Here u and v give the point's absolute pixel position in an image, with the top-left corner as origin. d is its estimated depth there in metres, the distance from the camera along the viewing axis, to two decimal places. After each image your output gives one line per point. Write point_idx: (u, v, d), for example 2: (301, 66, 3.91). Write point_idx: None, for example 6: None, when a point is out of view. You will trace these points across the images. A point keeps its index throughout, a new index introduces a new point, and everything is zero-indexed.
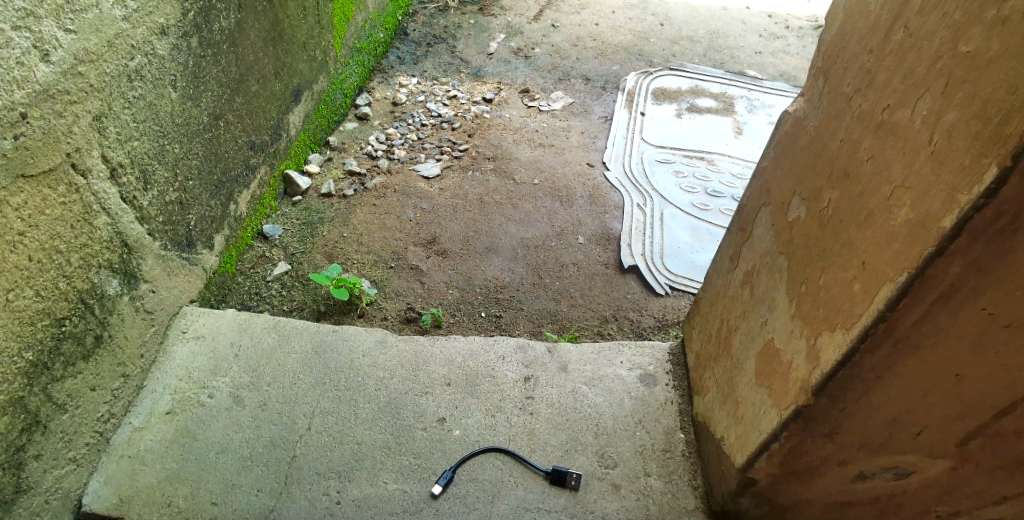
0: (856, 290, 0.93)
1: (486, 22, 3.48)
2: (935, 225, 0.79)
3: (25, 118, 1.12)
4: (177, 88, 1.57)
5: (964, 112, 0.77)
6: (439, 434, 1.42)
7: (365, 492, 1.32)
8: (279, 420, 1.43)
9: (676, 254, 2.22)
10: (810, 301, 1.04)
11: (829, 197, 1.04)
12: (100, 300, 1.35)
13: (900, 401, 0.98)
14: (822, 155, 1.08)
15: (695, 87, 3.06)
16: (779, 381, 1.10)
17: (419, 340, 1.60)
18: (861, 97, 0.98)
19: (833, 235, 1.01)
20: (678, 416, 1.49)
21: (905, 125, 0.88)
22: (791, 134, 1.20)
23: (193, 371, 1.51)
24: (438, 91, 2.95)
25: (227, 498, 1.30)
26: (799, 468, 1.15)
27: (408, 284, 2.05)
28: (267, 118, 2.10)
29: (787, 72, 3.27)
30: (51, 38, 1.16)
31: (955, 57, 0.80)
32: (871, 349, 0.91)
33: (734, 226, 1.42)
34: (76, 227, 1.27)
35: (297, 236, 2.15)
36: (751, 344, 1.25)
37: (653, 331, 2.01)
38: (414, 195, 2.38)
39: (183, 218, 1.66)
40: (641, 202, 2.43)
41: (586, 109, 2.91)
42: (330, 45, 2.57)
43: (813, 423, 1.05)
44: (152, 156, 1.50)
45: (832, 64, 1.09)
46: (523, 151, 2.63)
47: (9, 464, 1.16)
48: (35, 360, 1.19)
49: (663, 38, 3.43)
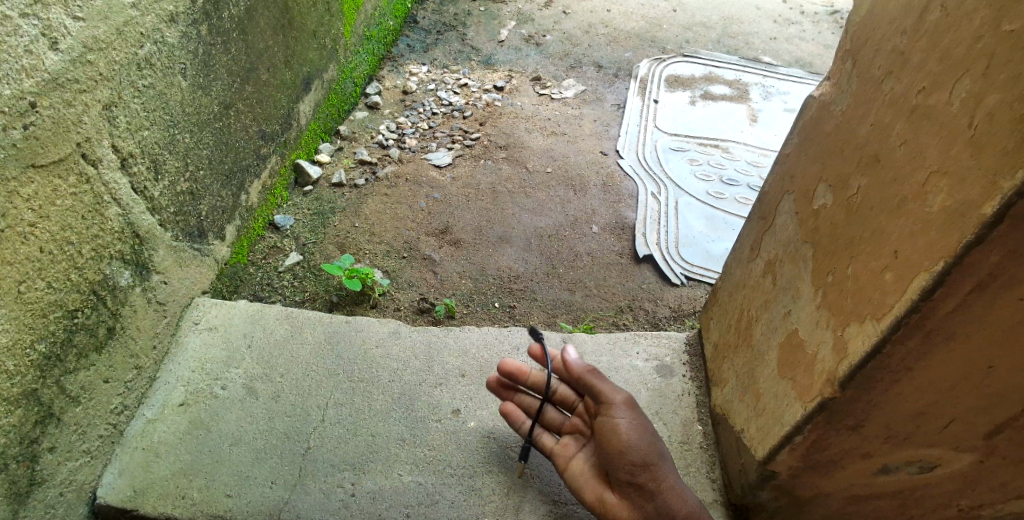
0: (888, 279, 0.90)
1: (496, 9, 3.44)
2: (974, 212, 0.77)
3: (34, 108, 1.11)
4: (188, 76, 1.56)
5: (1006, 95, 0.74)
6: (453, 425, 1.40)
7: (379, 485, 1.30)
8: (292, 412, 1.41)
9: (691, 244, 2.20)
10: (838, 292, 1.02)
11: (858, 184, 1.01)
12: (113, 291, 1.34)
13: (927, 394, 0.95)
14: (851, 140, 1.05)
15: (709, 73, 3.01)
16: (803, 373, 1.08)
17: (433, 331, 1.59)
18: (892, 80, 0.95)
19: (863, 223, 0.98)
20: (695, 408, 1.47)
21: (941, 107, 0.85)
22: (816, 118, 1.17)
23: (206, 363, 1.50)
24: (449, 80, 2.91)
25: (241, 491, 1.29)
26: (822, 461, 1.12)
27: (420, 274, 2.04)
28: (277, 107, 2.08)
29: (803, 58, 3.22)
30: (60, 26, 1.15)
31: (997, 37, 0.77)
32: (901, 341, 0.89)
33: (755, 214, 1.39)
34: (88, 217, 1.26)
35: (308, 227, 2.13)
36: (772, 335, 1.22)
37: (668, 321, 1.99)
38: (426, 185, 2.35)
39: (195, 209, 1.64)
40: (656, 191, 2.39)
41: (598, 97, 2.88)
42: (340, 32, 2.53)
43: (838, 415, 1.03)
44: (162, 146, 1.49)
45: (862, 46, 1.06)
46: (536, 140, 2.60)
47: (24, 457, 1.15)
48: (47, 352, 1.18)
49: (676, 25, 3.38)
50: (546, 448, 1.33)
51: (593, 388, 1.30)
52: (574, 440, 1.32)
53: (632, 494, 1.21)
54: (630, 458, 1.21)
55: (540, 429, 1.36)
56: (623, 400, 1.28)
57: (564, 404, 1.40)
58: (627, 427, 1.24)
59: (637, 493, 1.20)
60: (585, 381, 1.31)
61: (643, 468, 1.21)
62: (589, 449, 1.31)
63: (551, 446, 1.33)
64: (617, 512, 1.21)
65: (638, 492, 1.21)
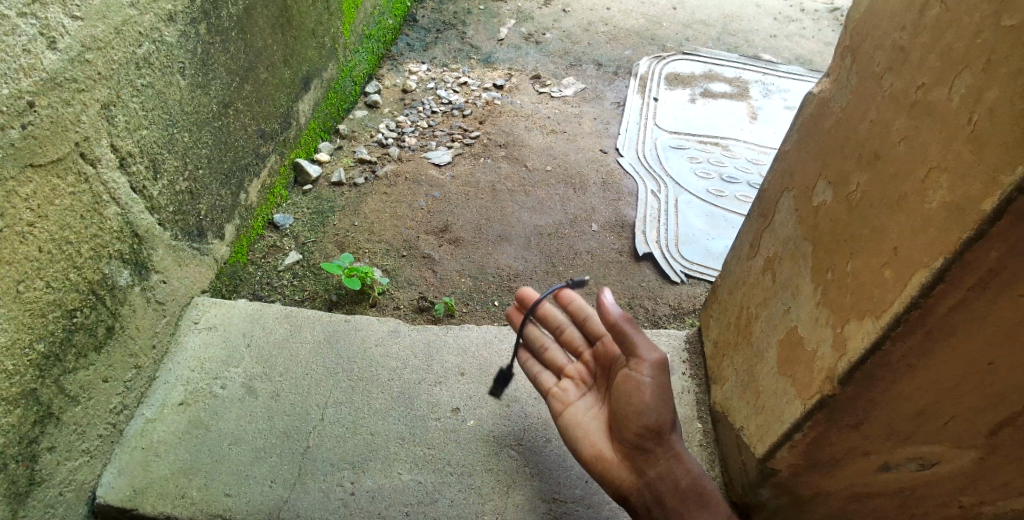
0: (888, 276, 0.90)
1: (496, 7, 3.43)
2: (975, 208, 0.77)
3: (32, 108, 1.10)
4: (186, 76, 1.55)
5: (1007, 90, 0.74)
6: (453, 424, 1.40)
7: (379, 483, 1.30)
8: (291, 411, 1.41)
9: (691, 241, 2.19)
10: (838, 288, 1.01)
11: (858, 180, 1.01)
12: (112, 291, 1.34)
13: (928, 394, 0.95)
14: (850, 137, 1.04)
15: (709, 71, 3.01)
16: (803, 371, 1.08)
17: (433, 329, 1.59)
18: (892, 76, 0.95)
19: (863, 220, 0.98)
20: (695, 405, 1.47)
21: (942, 103, 0.84)
22: (815, 115, 1.17)
23: (206, 362, 1.49)
24: (449, 78, 2.91)
25: (241, 490, 1.29)
26: (823, 460, 1.12)
27: (420, 273, 2.03)
28: (276, 106, 2.07)
29: (803, 56, 3.21)
30: (58, 25, 1.15)
31: (997, 32, 0.77)
32: (901, 338, 0.89)
33: (755, 212, 1.39)
34: (86, 217, 1.26)
35: (308, 225, 2.13)
36: (773, 332, 1.22)
37: (668, 319, 1.99)
38: (426, 184, 2.35)
39: (194, 208, 1.64)
40: (656, 189, 2.39)
41: (598, 95, 2.87)
42: (339, 31, 2.53)
43: (839, 413, 1.02)
44: (161, 145, 1.49)
45: (861, 42, 1.06)
46: (535, 138, 2.59)
47: (23, 456, 1.15)
48: (47, 352, 1.18)
49: (676, 22, 3.37)
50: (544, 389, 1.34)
51: (627, 341, 1.23)
52: (573, 386, 1.33)
53: (634, 455, 1.22)
54: (644, 421, 1.20)
55: (540, 367, 1.37)
56: (655, 360, 1.22)
57: (568, 347, 1.39)
58: (648, 388, 1.21)
59: (640, 455, 1.21)
60: (618, 331, 1.23)
61: (652, 434, 1.20)
62: (588, 397, 1.31)
63: (549, 388, 1.33)
64: (615, 469, 1.22)
65: (640, 453, 1.22)
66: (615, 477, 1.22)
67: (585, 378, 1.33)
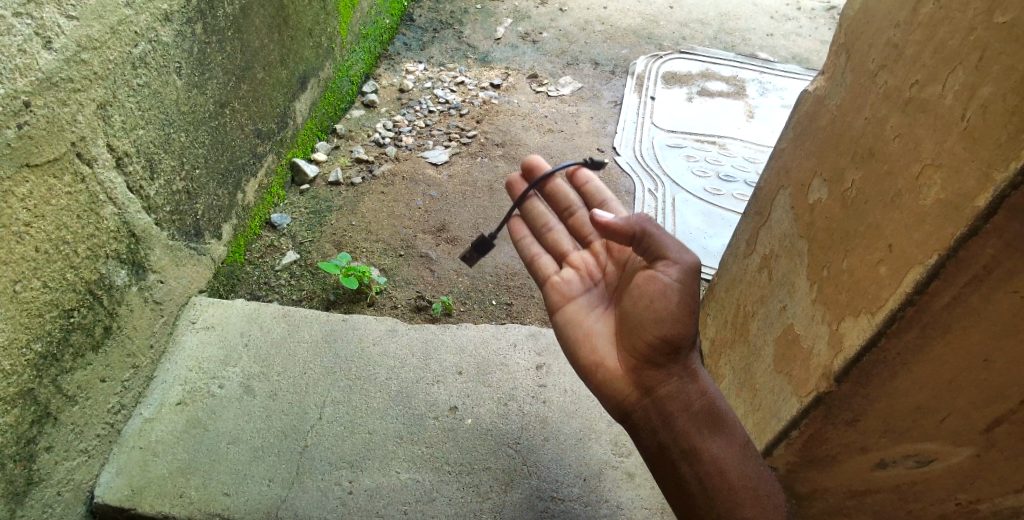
0: (883, 273, 0.90)
1: (493, 7, 3.43)
2: (968, 206, 0.77)
3: (28, 107, 1.10)
4: (183, 75, 1.55)
5: (1000, 86, 0.75)
6: (451, 422, 1.40)
7: (376, 482, 1.31)
8: (289, 411, 1.41)
9: (688, 240, 2.20)
10: (833, 285, 1.02)
11: (853, 177, 1.01)
12: (109, 291, 1.34)
13: (924, 391, 0.94)
14: (845, 134, 1.05)
15: (705, 70, 3.01)
16: (800, 367, 1.08)
17: (431, 328, 1.59)
18: (887, 74, 0.96)
19: (859, 216, 0.98)
20: None
21: (936, 100, 0.85)
22: (811, 113, 1.17)
23: (203, 362, 1.49)
24: (446, 78, 2.91)
25: (239, 489, 1.29)
26: (821, 456, 1.12)
27: (418, 272, 2.03)
28: (272, 105, 2.07)
29: (800, 54, 3.22)
30: (53, 25, 1.14)
31: (990, 29, 0.77)
32: (897, 335, 0.89)
33: (751, 210, 1.39)
34: (83, 217, 1.25)
35: (305, 225, 2.13)
36: (769, 329, 1.22)
37: None
38: (423, 183, 2.35)
39: (191, 208, 1.64)
40: (653, 187, 2.39)
41: (595, 94, 2.87)
42: (336, 31, 2.53)
43: (836, 410, 1.02)
44: (158, 145, 1.49)
45: (857, 40, 1.06)
46: (533, 137, 2.59)
47: (21, 456, 1.15)
48: (44, 351, 1.18)
49: (673, 21, 3.37)
50: (544, 276, 1.26)
51: (654, 240, 1.12)
52: (577, 279, 1.24)
53: (643, 368, 1.10)
54: (657, 330, 1.08)
55: (542, 252, 1.29)
56: (684, 264, 1.10)
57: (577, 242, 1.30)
58: (672, 293, 1.08)
59: (650, 368, 1.10)
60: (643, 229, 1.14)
61: (668, 347, 1.08)
62: (591, 295, 1.23)
63: (549, 276, 1.26)
64: (616, 381, 1.12)
65: (650, 365, 1.10)
66: (614, 388, 1.12)
67: (590, 274, 1.25)
